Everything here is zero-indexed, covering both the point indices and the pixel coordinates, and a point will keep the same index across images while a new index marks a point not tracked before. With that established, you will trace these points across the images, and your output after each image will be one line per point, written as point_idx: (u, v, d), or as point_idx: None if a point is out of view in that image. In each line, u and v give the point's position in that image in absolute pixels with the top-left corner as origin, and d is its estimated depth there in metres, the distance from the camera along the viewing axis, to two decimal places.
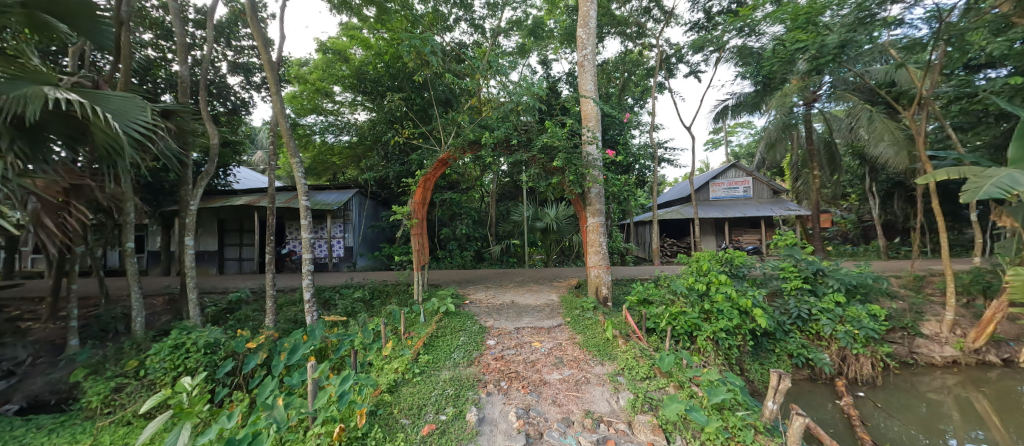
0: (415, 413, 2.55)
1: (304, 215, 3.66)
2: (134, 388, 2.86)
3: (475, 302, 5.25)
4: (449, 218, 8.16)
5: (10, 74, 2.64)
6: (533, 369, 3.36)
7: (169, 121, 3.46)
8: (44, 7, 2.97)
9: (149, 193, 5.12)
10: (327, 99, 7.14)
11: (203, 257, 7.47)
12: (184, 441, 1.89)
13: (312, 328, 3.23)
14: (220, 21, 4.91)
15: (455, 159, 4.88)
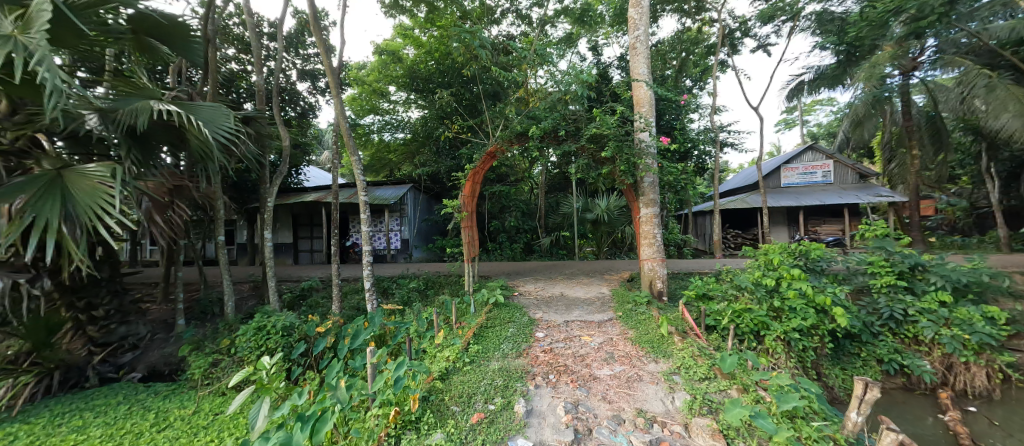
0: (465, 401, 2.65)
1: (364, 210, 3.89)
2: (227, 364, 3.29)
3: (524, 294, 5.30)
4: (499, 211, 8.27)
5: (125, 93, 3.19)
6: (583, 364, 3.31)
7: (249, 127, 3.86)
8: (150, 32, 3.54)
9: (236, 191, 5.77)
10: (383, 99, 7.51)
11: (281, 249, 8.27)
12: (265, 414, 2.09)
13: (371, 315, 3.47)
14: (290, 33, 5.36)
15: (504, 152, 4.94)
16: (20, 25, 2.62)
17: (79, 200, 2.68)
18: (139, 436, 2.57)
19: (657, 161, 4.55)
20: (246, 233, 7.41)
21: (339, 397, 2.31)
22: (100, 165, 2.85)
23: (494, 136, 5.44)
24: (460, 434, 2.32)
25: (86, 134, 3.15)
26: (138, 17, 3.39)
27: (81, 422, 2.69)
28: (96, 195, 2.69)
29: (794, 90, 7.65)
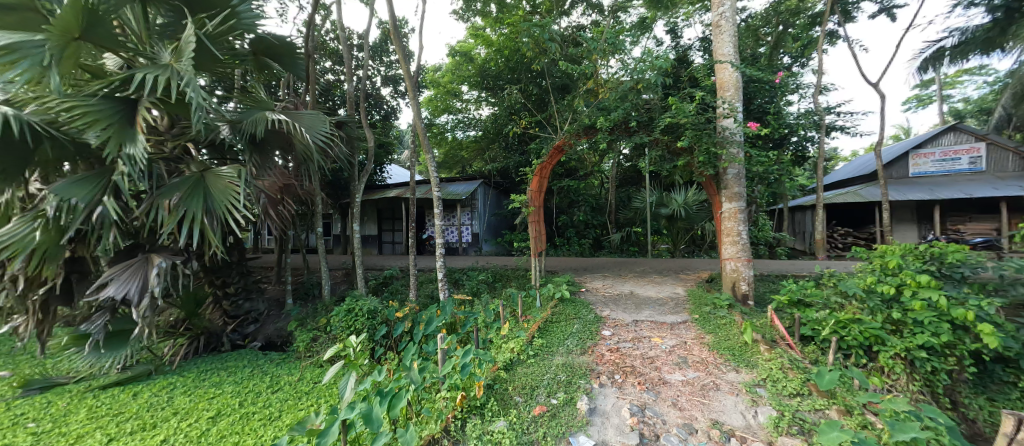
0: (528, 392, 2.71)
1: (437, 205, 4.10)
2: (324, 340, 3.78)
3: (591, 291, 5.22)
4: (568, 206, 8.21)
5: (248, 106, 3.80)
6: (652, 366, 3.16)
7: (341, 131, 4.33)
8: (266, 52, 4.17)
9: (333, 188, 6.52)
10: (456, 99, 7.78)
11: (368, 241, 9.13)
12: (351, 386, 2.36)
13: (444, 304, 3.70)
14: (375, 42, 5.87)
15: (571, 145, 4.94)
16: (175, 56, 3.27)
17: (216, 197, 3.28)
18: (258, 394, 3.11)
19: (743, 150, 4.16)
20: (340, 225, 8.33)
21: (413, 377, 2.46)
22: (231, 167, 3.44)
23: (561, 130, 5.40)
24: (522, 424, 2.38)
25: (221, 143, 3.82)
26: (258, 40, 4.01)
27: (218, 379, 3.34)
28: (227, 193, 3.26)
29: (930, 59, 6.33)
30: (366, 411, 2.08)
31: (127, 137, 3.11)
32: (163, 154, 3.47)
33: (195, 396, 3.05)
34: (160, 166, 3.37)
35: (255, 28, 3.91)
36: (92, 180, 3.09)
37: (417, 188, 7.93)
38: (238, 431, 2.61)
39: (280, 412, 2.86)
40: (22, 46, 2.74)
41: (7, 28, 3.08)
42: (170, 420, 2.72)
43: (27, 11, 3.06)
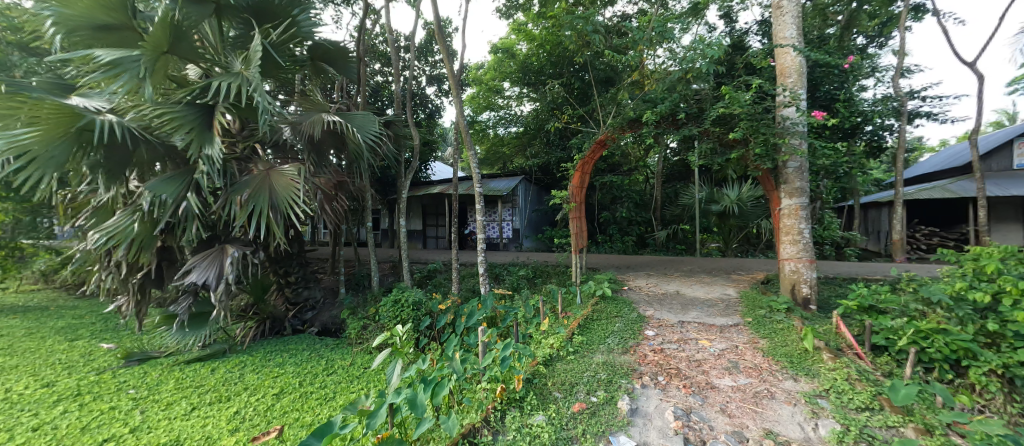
0: (567, 389, 2.71)
1: (479, 200, 4.18)
2: (374, 328, 4.01)
3: (634, 290, 5.09)
4: (611, 202, 7.99)
5: (307, 109, 4.10)
6: (699, 370, 3.03)
7: (389, 130, 4.54)
8: (323, 57, 4.47)
9: (382, 185, 6.86)
10: (499, 96, 7.86)
11: (413, 235, 9.49)
12: (397, 372, 2.49)
13: (484, 298, 3.79)
14: (421, 44, 6.07)
15: (615, 140, 4.83)
16: (245, 64, 3.58)
17: (279, 193, 3.58)
18: (316, 376, 3.37)
19: (806, 141, 3.84)
20: (388, 220, 8.73)
21: (454, 368, 2.53)
22: (293, 166, 3.72)
23: (603, 125, 5.28)
24: (561, 420, 2.37)
25: (284, 143, 4.16)
26: (315, 46, 4.31)
27: (281, 360, 3.66)
28: (289, 189, 3.55)
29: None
30: (410, 397, 2.13)
31: (206, 139, 3.47)
32: (235, 154, 3.83)
33: (261, 374, 3.37)
34: (233, 165, 3.72)
35: (313, 34, 4.21)
36: (178, 178, 3.49)
37: (460, 185, 8.11)
38: (298, 408, 2.85)
39: (334, 393, 3.09)
40: (122, 61, 3.13)
41: (111, 45, 3.53)
42: (241, 394, 3.03)
43: (126, 30, 3.50)
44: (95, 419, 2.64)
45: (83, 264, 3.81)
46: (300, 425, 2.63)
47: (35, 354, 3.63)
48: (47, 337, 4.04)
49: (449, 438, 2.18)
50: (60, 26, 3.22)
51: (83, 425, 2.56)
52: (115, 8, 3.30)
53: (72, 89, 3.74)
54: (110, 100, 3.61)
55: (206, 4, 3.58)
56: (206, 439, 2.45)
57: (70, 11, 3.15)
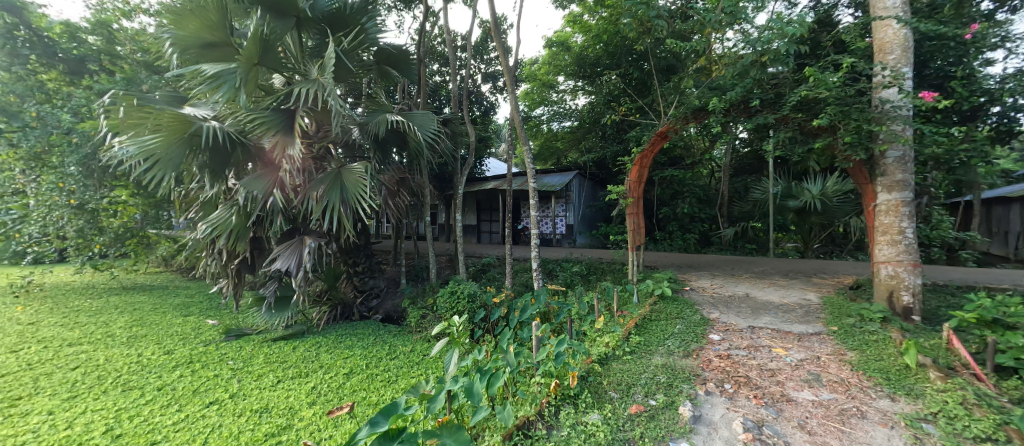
0: (624, 389, 2.65)
1: (533, 196, 4.19)
2: (432, 317, 4.22)
3: (697, 291, 4.82)
4: (671, 197, 7.54)
5: (373, 110, 4.37)
6: (772, 380, 2.78)
7: (447, 128, 4.71)
8: (386, 61, 4.75)
9: (440, 181, 7.14)
10: (552, 91, 7.76)
11: (468, 230, 9.78)
12: (455, 360, 2.61)
13: (538, 293, 3.81)
14: (477, 42, 6.19)
15: (678, 131, 4.57)
16: (320, 71, 3.90)
17: (350, 189, 3.87)
18: (380, 359, 3.63)
19: (911, 127, 3.33)
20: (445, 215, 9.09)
21: (509, 360, 2.56)
22: (360, 164, 3.99)
23: (664, 116, 5.01)
24: (618, 420, 2.31)
25: (353, 143, 4.48)
26: (379, 51, 4.59)
27: (351, 343, 4.00)
28: (358, 186, 3.83)
29: None
30: (467, 385, 2.19)
31: (288, 141, 3.85)
32: (312, 154, 4.21)
33: (334, 355, 3.70)
34: (310, 164, 4.10)
35: (378, 40, 4.48)
36: (267, 176, 3.91)
37: (514, 180, 8.21)
38: (365, 388, 3.10)
39: (397, 377, 3.31)
40: (222, 74, 3.55)
41: (214, 60, 4.04)
42: (317, 371, 3.36)
43: (225, 47, 3.98)
44: (203, 384, 3.09)
45: (193, 251, 4.44)
46: (367, 403, 2.86)
47: (159, 326, 4.32)
48: (167, 313, 4.78)
49: (504, 428, 2.22)
50: (176, 46, 3.76)
51: (194, 389, 3.01)
52: (217, 28, 3.78)
53: (184, 100, 4.34)
54: (213, 109, 4.14)
55: (288, 18, 3.96)
56: (289, 409, 2.76)
57: (183, 32, 3.67)
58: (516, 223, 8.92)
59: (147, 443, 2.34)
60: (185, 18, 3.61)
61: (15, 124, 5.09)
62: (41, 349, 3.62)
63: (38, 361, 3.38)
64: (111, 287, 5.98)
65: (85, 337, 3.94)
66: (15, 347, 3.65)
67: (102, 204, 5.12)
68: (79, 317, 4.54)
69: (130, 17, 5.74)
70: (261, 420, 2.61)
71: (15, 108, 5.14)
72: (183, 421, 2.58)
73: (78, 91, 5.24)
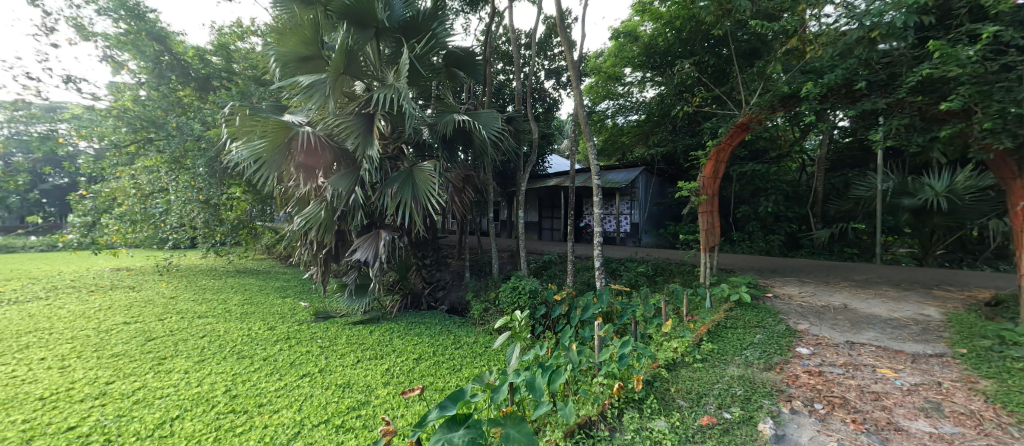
0: (694, 399, 2.50)
1: (596, 193, 4.08)
2: (495, 311, 4.36)
3: (781, 298, 4.35)
4: (751, 195, 6.88)
5: (441, 111, 4.58)
6: (876, 404, 2.41)
7: (510, 125, 4.79)
8: (455, 63, 4.99)
9: (503, 178, 7.26)
10: (618, 83, 7.47)
11: (530, 227, 9.88)
12: (516, 354, 2.64)
13: (601, 291, 3.70)
14: (541, 39, 6.17)
15: (762, 122, 4.16)
16: (396, 76, 4.17)
17: (420, 186, 4.12)
18: (446, 348, 3.84)
19: None
20: (508, 211, 9.27)
21: (570, 358, 2.52)
22: (430, 162, 4.23)
23: (745, 106, 4.57)
24: (687, 430, 2.19)
25: (423, 142, 4.73)
26: (448, 54, 4.82)
27: (419, 330, 4.27)
28: (428, 183, 4.06)
29: None
30: (529, 379, 2.21)
31: (367, 143, 4.18)
32: (387, 154, 4.54)
33: (405, 340, 4.00)
34: (386, 163, 4.43)
35: (447, 43, 4.70)
36: (350, 175, 4.30)
37: (577, 177, 8.11)
38: (432, 373, 3.30)
39: (461, 365, 3.47)
40: (316, 84, 3.97)
41: (307, 72, 4.53)
42: (390, 355, 3.65)
43: (316, 59, 4.42)
44: (298, 358, 3.52)
45: (290, 242, 5.06)
46: (435, 388, 3.04)
47: (263, 305, 5.01)
48: (270, 294, 5.52)
49: (566, 425, 2.23)
50: (278, 62, 4.28)
51: (291, 361, 3.45)
52: (310, 43, 4.22)
53: (284, 108, 4.93)
54: (307, 115, 4.65)
55: (368, 30, 4.30)
56: (367, 386, 3.05)
57: (285, 49, 4.17)
58: (578, 221, 8.83)
59: (256, 404, 2.74)
60: (287, 36, 4.11)
61: (161, 133, 6.19)
62: (179, 319, 4.40)
63: (177, 329, 4.12)
64: (229, 271, 7.05)
65: (209, 312, 4.70)
66: (162, 316, 4.49)
67: (223, 200, 6.05)
68: (206, 294, 5.44)
69: (244, 39, 6.67)
70: (344, 394, 2.91)
71: (161, 120, 6.24)
72: (283, 388, 2.98)
73: (206, 105, 6.23)
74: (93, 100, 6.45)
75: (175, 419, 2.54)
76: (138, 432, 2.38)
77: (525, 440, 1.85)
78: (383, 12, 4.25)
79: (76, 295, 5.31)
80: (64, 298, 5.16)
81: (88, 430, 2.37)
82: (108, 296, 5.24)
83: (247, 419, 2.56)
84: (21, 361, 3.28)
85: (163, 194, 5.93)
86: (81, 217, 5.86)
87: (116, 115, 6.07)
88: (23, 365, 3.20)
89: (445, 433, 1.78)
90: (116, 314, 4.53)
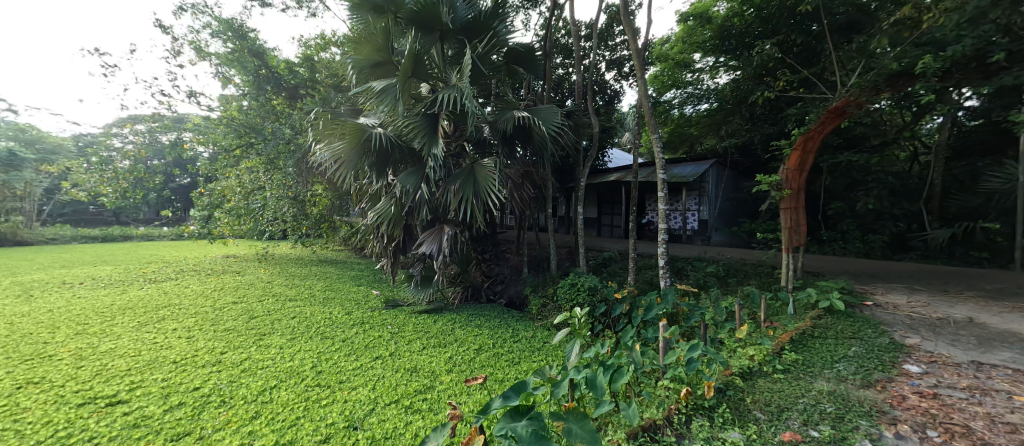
0: (774, 412, 2.29)
1: (661, 188, 3.87)
2: (553, 307, 4.37)
3: (884, 308, 3.79)
4: (846, 189, 6.02)
5: (502, 109, 4.65)
6: (1013, 438, 2.01)
7: (569, 121, 4.73)
8: (515, 60, 5.03)
9: (563, 173, 7.17)
10: (687, 70, 6.96)
11: (589, 223, 9.70)
12: (576, 351, 2.57)
13: (665, 291, 3.50)
14: (603, 28, 5.99)
15: (862, 105, 3.63)
16: (459, 76, 4.31)
17: (481, 183, 4.23)
18: (506, 341, 3.93)
19: None
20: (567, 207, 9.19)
21: (634, 358, 2.42)
22: (491, 160, 4.33)
23: (840, 88, 4.03)
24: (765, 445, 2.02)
25: (484, 140, 4.83)
26: (508, 51, 4.87)
27: (480, 322, 4.42)
28: (488, 179, 4.16)
29: None
30: (590, 377, 2.16)
31: (432, 142, 4.35)
32: (450, 152, 4.71)
33: (467, 331, 4.16)
34: (449, 161, 4.61)
35: (508, 41, 4.75)
36: (416, 172, 4.52)
37: (640, 172, 7.76)
38: (492, 364, 3.40)
39: (520, 358, 3.53)
40: (387, 88, 4.24)
41: (380, 77, 4.84)
42: (453, 344, 3.83)
43: (387, 64, 4.72)
44: (371, 341, 3.84)
45: (364, 235, 5.48)
46: (495, 379, 3.13)
47: (342, 292, 5.52)
48: (346, 282, 6.07)
49: (629, 427, 2.16)
50: (355, 69, 4.63)
51: (366, 344, 3.77)
52: (382, 49, 4.51)
53: (359, 112, 5.34)
54: (379, 118, 4.98)
55: (433, 33, 4.49)
56: (432, 372, 3.23)
57: (360, 56, 4.50)
58: (639, 217, 8.49)
59: (337, 380, 3.04)
60: (362, 45, 4.43)
61: (260, 138, 7.07)
62: (275, 301, 5.02)
63: (274, 309, 4.70)
64: (313, 260, 7.85)
65: (298, 295, 5.29)
66: (261, 298, 5.16)
67: (308, 196, 6.76)
68: (295, 280, 6.12)
69: (326, 50, 7.33)
70: (412, 378, 3.11)
71: (260, 126, 7.06)
72: (359, 368, 3.26)
73: (295, 112, 6.99)
74: (207, 111, 7.53)
75: (273, 387, 2.91)
76: (245, 396, 2.77)
77: (588, 438, 1.82)
78: (448, 14, 4.40)
79: (198, 277, 6.30)
80: (189, 278, 6.16)
81: (209, 392, 2.82)
82: (221, 279, 6.15)
83: (330, 393, 2.85)
84: (160, 330, 3.97)
85: (261, 192, 6.77)
86: (201, 211, 6.93)
87: (226, 123, 7.04)
88: (161, 333, 3.87)
89: (509, 422, 1.82)
90: (227, 294, 5.30)
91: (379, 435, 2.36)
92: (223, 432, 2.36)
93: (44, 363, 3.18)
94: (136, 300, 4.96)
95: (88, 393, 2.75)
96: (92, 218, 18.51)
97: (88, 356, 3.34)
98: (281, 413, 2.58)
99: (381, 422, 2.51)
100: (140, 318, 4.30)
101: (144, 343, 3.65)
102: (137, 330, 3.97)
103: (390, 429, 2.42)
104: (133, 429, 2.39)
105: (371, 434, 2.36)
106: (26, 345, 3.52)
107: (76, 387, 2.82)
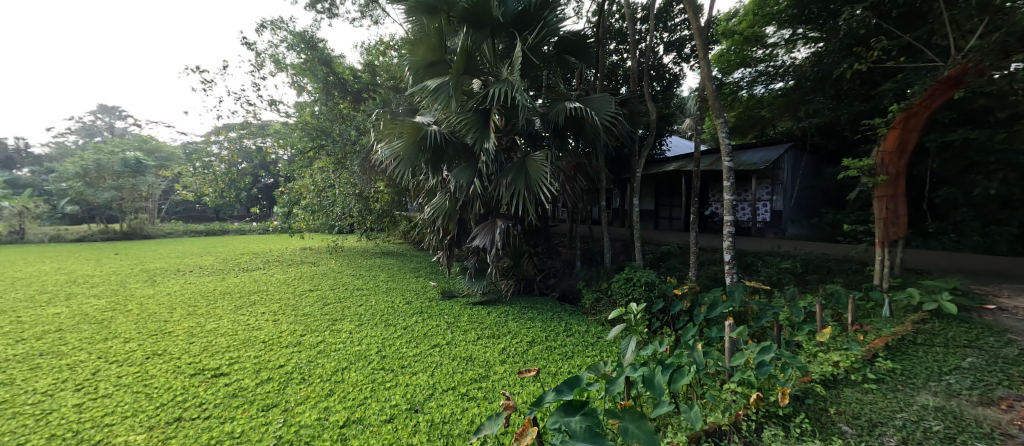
0: (865, 427, 2.03)
1: (727, 176, 3.56)
2: (607, 302, 4.27)
3: (1011, 313, 3.19)
4: (963, 173, 5.11)
5: (553, 100, 4.58)
6: None
7: (623, 109, 4.56)
8: (566, 49, 4.91)
9: (616, 164, 6.90)
10: (758, 46, 6.35)
11: (646, 216, 9.31)
12: (632, 349, 2.46)
13: (732, 289, 3.24)
14: (660, 8, 5.65)
15: (982, 73, 3.08)
16: (510, 69, 4.31)
17: (533, 175, 4.21)
18: (559, 334, 3.90)
19: None
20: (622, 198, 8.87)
21: (695, 358, 2.26)
22: (542, 153, 4.29)
23: (953, 53, 3.42)
24: None
25: (535, 133, 4.80)
26: (560, 41, 4.78)
27: (532, 315, 4.44)
28: (540, 172, 4.13)
29: None
30: (647, 375, 2.06)
31: (484, 136, 4.39)
32: (502, 146, 4.75)
33: (520, 324, 4.19)
34: (502, 155, 4.64)
35: (559, 30, 4.64)
36: (469, 168, 4.60)
37: (704, 160, 7.26)
38: (544, 357, 3.40)
39: (572, 353, 3.47)
40: (441, 86, 4.33)
41: (435, 76, 5.00)
42: (506, 336, 3.88)
43: (442, 64, 4.86)
44: (430, 330, 4.02)
45: (422, 228, 5.72)
46: (548, 372, 3.12)
47: (402, 282, 5.87)
48: (406, 273, 6.44)
49: (690, 430, 2.03)
50: (412, 69, 4.84)
51: (425, 332, 3.96)
52: (436, 49, 4.65)
53: (416, 111, 5.57)
54: (434, 115, 5.14)
55: (484, 28, 4.54)
56: (486, 362, 3.31)
57: (416, 57, 4.71)
58: (702, 208, 7.98)
59: (400, 365, 3.23)
60: (417, 46, 4.62)
61: (330, 140, 7.72)
62: (344, 290, 5.46)
63: (344, 297, 5.13)
64: (377, 252, 8.41)
65: (364, 285, 5.71)
66: (333, 286, 5.65)
67: (371, 192, 7.26)
68: (361, 271, 6.61)
69: (385, 54, 7.72)
70: (467, 366, 3.22)
71: (330, 130, 7.70)
72: (419, 355, 3.44)
73: (359, 114, 7.50)
74: (286, 118, 8.33)
75: (344, 369, 3.17)
76: (322, 375, 3.05)
77: (645, 438, 1.74)
78: (499, 8, 4.41)
79: (281, 266, 7.08)
80: (274, 268, 6.93)
81: (292, 369, 3.14)
82: (299, 269, 6.84)
83: (393, 377, 3.03)
84: (252, 313, 4.52)
85: (331, 189, 7.40)
86: (283, 208, 7.77)
87: (301, 128, 7.76)
88: (253, 316, 4.40)
89: (562, 416, 1.82)
90: (304, 282, 5.88)
91: (437, 419, 2.47)
92: (304, 406, 2.62)
93: (165, 338, 3.76)
94: (232, 286, 5.68)
95: (198, 364, 3.20)
96: (198, 214, 21.36)
97: (198, 333, 3.89)
98: (352, 392, 2.80)
99: (440, 407, 2.62)
100: (235, 302, 4.92)
101: (240, 324, 4.17)
102: (233, 312, 4.55)
103: (448, 414, 2.53)
104: (233, 398, 2.73)
105: (430, 417, 2.48)
106: (152, 322, 4.19)
107: (190, 359, 3.30)
